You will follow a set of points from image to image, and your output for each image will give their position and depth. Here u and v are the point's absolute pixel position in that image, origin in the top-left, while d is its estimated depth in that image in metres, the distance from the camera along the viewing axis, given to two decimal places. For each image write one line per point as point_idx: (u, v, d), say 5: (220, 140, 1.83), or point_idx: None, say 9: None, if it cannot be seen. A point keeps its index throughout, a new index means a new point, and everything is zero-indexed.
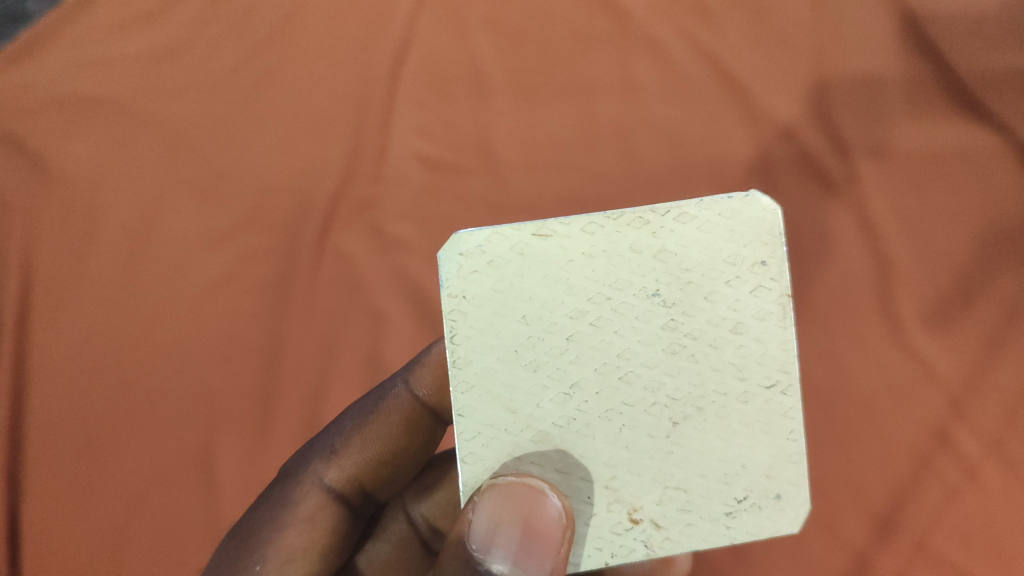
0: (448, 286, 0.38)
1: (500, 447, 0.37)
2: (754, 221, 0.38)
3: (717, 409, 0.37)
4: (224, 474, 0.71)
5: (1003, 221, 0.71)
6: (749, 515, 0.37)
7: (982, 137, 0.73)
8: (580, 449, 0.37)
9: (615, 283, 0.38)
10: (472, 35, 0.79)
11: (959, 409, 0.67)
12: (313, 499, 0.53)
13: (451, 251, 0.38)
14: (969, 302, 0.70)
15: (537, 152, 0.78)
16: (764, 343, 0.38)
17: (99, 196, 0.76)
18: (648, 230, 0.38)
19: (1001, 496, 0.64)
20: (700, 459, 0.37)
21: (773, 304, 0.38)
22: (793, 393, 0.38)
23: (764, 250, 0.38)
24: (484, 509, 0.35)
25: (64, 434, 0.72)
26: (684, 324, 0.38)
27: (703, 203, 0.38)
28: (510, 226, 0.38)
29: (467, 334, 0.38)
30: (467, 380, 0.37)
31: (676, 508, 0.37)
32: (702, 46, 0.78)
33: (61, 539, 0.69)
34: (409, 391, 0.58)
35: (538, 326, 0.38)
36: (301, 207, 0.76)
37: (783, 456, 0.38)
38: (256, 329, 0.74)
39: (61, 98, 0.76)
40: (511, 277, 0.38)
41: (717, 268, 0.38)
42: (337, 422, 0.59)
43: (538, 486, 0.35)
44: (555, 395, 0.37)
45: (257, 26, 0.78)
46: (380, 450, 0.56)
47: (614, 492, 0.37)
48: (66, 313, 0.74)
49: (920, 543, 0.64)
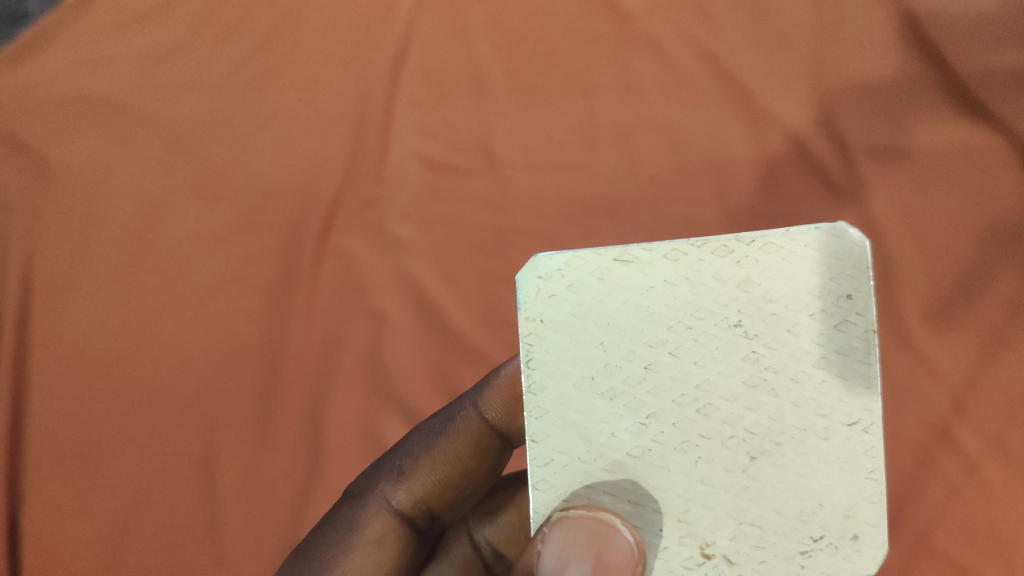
0: (526, 309, 0.39)
1: (573, 475, 0.38)
2: (842, 253, 0.38)
3: (797, 445, 0.37)
4: (228, 479, 0.70)
5: (1004, 221, 0.72)
6: (825, 555, 0.37)
7: (981, 138, 0.74)
8: (654, 480, 0.37)
9: (695, 312, 0.38)
10: (473, 35, 0.79)
11: (962, 408, 0.68)
12: (379, 522, 0.53)
13: (530, 274, 0.39)
14: (970, 301, 0.71)
15: (540, 152, 0.78)
16: (848, 378, 0.37)
17: (96, 197, 0.75)
18: (733, 259, 0.38)
19: (1003, 493, 0.65)
20: (777, 495, 0.37)
21: (858, 339, 0.37)
22: (876, 432, 0.37)
23: (851, 284, 0.38)
24: (554, 542, 0.35)
25: (66, 438, 0.71)
26: (764, 356, 0.38)
27: (791, 233, 0.38)
28: (592, 251, 0.39)
29: (544, 358, 0.39)
30: (542, 405, 0.38)
31: (750, 544, 0.37)
32: (704, 47, 0.78)
33: (63, 545, 0.68)
34: (478, 414, 0.58)
35: (615, 353, 0.38)
36: (303, 209, 0.76)
37: (863, 496, 0.37)
38: (260, 333, 0.73)
39: (58, 96, 0.75)
40: (590, 302, 0.39)
41: (802, 299, 0.38)
42: (405, 444, 0.59)
43: (608, 522, 0.35)
44: (630, 424, 0.38)
45: (257, 25, 0.77)
46: (450, 473, 0.57)
47: (687, 526, 0.37)
48: (65, 317, 0.73)
49: (923, 541, 0.65)
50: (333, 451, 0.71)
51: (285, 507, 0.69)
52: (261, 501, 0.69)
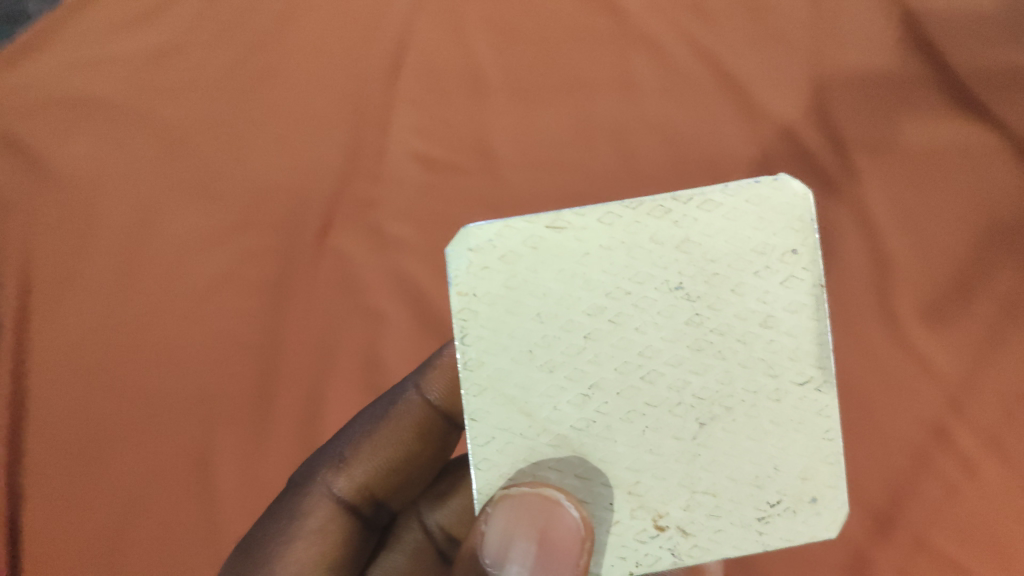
0: (457, 284, 0.38)
1: (515, 453, 0.38)
2: (784, 208, 0.38)
3: (747, 409, 0.38)
4: (223, 473, 0.70)
5: (1003, 219, 0.71)
6: (783, 520, 0.38)
7: (980, 136, 0.74)
8: (601, 453, 0.37)
9: (635, 277, 0.38)
10: (471, 36, 0.79)
11: (960, 407, 0.67)
12: (321, 511, 0.54)
13: (459, 247, 0.38)
14: (968, 299, 0.70)
15: (536, 151, 0.78)
16: (796, 336, 0.38)
17: (98, 196, 0.76)
18: (670, 220, 0.38)
19: (1001, 494, 0.64)
20: (729, 462, 0.37)
21: (805, 295, 0.38)
22: (828, 390, 0.38)
23: (795, 239, 0.38)
24: (496, 521, 0.36)
25: (65, 434, 0.72)
26: (709, 319, 0.38)
27: (729, 189, 0.38)
28: (523, 219, 0.38)
29: (479, 333, 0.38)
30: (479, 382, 0.38)
31: (705, 513, 0.37)
32: (700, 45, 0.78)
33: (62, 539, 0.69)
34: (420, 396, 0.61)
35: (553, 324, 0.38)
36: (301, 208, 0.77)
37: (819, 457, 0.38)
38: (256, 329, 0.74)
39: (61, 97, 0.77)
40: (523, 272, 0.38)
41: (745, 258, 0.38)
42: (347, 431, 0.61)
43: (553, 498, 0.35)
44: (572, 396, 0.37)
45: (255, 26, 0.78)
46: (392, 457, 0.58)
47: (638, 498, 0.37)
48: (65, 314, 0.74)
49: (920, 541, 0.64)
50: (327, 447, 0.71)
51: None
52: (257, 495, 0.70)
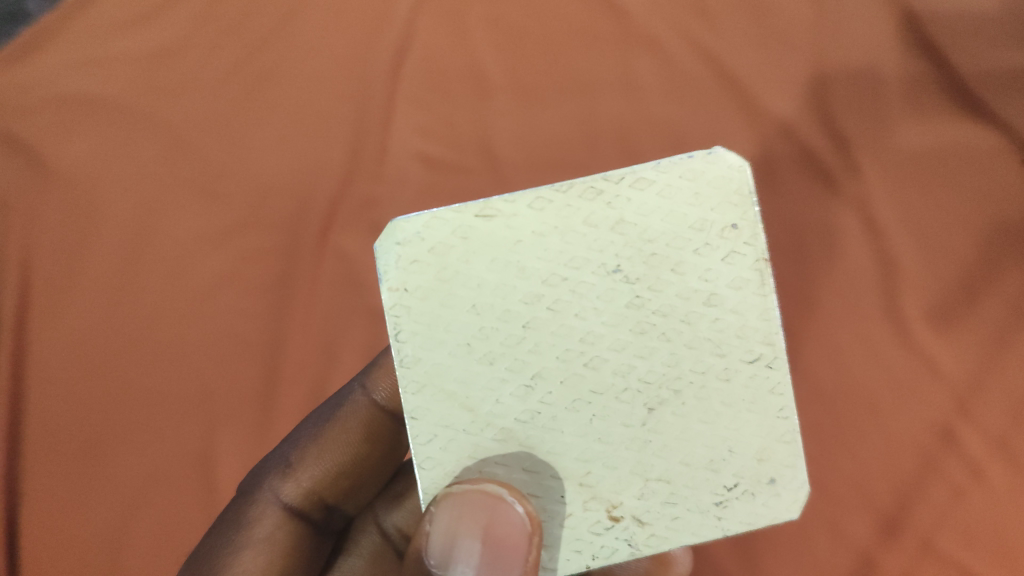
0: (388, 280, 0.37)
1: (459, 449, 0.37)
2: (720, 180, 0.38)
3: (696, 391, 0.37)
4: (222, 473, 0.70)
5: (1008, 218, 0.70)
6: (741, 503, 0.37)
7: (984, 135, 0.73)
8: (548, 445, 0.37)
9: (571, 261, 0.37)
10: (472, 36, 0.79)
11: (965, 408, 0.66)
12: (269, 518, 0.54)
13: (386, 242, 0.37)
14: (972, 299, 0.69)
15: (538, 151, 0.78)
16: (743, 314, 0.37)
17: (99, 196, 0.76)
18: (603, 201, 0.38)
19: (1008, 496, 0.63)
20: (680, 447, 0.37)
21: (749, 270, 0.37)
22: (779, 366, 0.37)
23: (734, 213, 0.38)
24: (439, 520, 0.35)
25: (63, 434, 0.72)
26: (650, 301, 0.37)
27: (662, 165, 0.38)
28: (450, 209, 0.38)
29: (413, 330, 0.37)
30: (417, 379, 0.37)
31: (660, 502, 0.37)
32: (702, 44, 0.77)
33: (63, 538, 0.69)
34: (367, 397, 0.61)
35: (489, 315, 0.37)
36: (301, 208, 0.77)
37: (774, 436, 0.37)
38: (255, 329, 0.74)
39: (63, 98, 0.77)
40: (454, 264, 0.37)
41: (683, 236, 0.37)
42: (294, 436, 0.61)
43: (496, 493, 0.34)
44: (515, 388, 0.37)
45: (256, 26, 0.78)
46: (340, 460, 0.58)
47: (590, 489, 0.37)
48: (66, 313, 0.74)
49: (927, 545, 0.63)
50: None
51: None
52: None
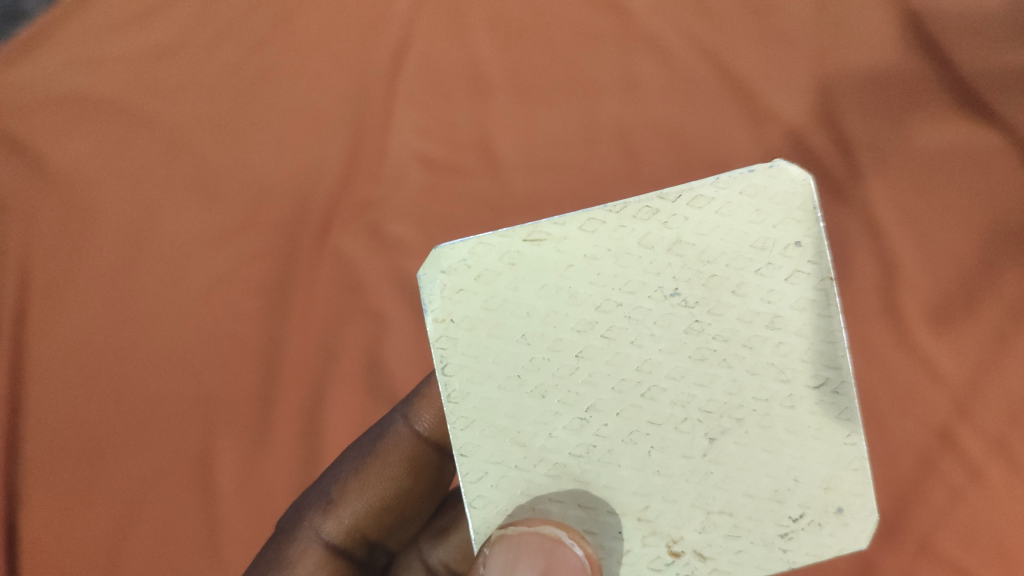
0: (434, 311, 0.38)
1: (511, 487, 0.37)
2: (783, 194, 0.38)
3: (759, 418, 0.37)
4: (224, 478, 0.69)
5: (1007, 220, 0.71)
6: (808, 534, 0.37)
7: (983, 137, 0.73)
8: (605, 479, 0.37)
9: (626, 287, 0.37)
10: (471, 35, 0.79)
11: (963, 409, 0.67)
12: (311, 556, 0.56)
13: (432, 269, 0.38)
14: (972, 302, 0.69)
15: (539, 152, 0.77)
16: (806, 336, 0.37)
17: (98, 195, 0.76)
18: (659, 221, 0.38)
19: (1005, 496, 0.64)
20: (742, 477, 0.37)
21: (812, 290, 0.37)
22: (846, 391, 0.37)
23: (797, 230, 0.37)
24: (495, 564, 0.35)
25: (66, 437, 0.71)
26: (710, 326, 0.37)
27: (720, 181, 0.38)
28: (496, 234, 0.38)
29: (460, 362, 0.38)
30: (465, 415, 0.37)
31: (722, 534, 0.37)
32: (704, 45, 0.77)
33: (62, 542, 0.68)
34: (409, 428, 0.61)
35: (541, 344, 0.37)
36: (301, 208, 0.76)
37: (841, 463, 0.37)
38: (255, 331, 0.73)
39: (60, 95, 0.76)
40: (503, 292, 0.38)
41: (743, 256, 0.37)
42: (337, 467, 0.61)
43: (555, 537, 0.35)
44: (569, 421, 0.37)
45: (255, 25, 0.77)
46: (382, 493, 0.59)
47: (649, 524, 0.37)
48: (66, 315, 0.73)
49: (925, 544, 0.64)
50: (327, 448, 0.70)
51: (280, 501, 0.69)
52: (256, 495, 0.69)
